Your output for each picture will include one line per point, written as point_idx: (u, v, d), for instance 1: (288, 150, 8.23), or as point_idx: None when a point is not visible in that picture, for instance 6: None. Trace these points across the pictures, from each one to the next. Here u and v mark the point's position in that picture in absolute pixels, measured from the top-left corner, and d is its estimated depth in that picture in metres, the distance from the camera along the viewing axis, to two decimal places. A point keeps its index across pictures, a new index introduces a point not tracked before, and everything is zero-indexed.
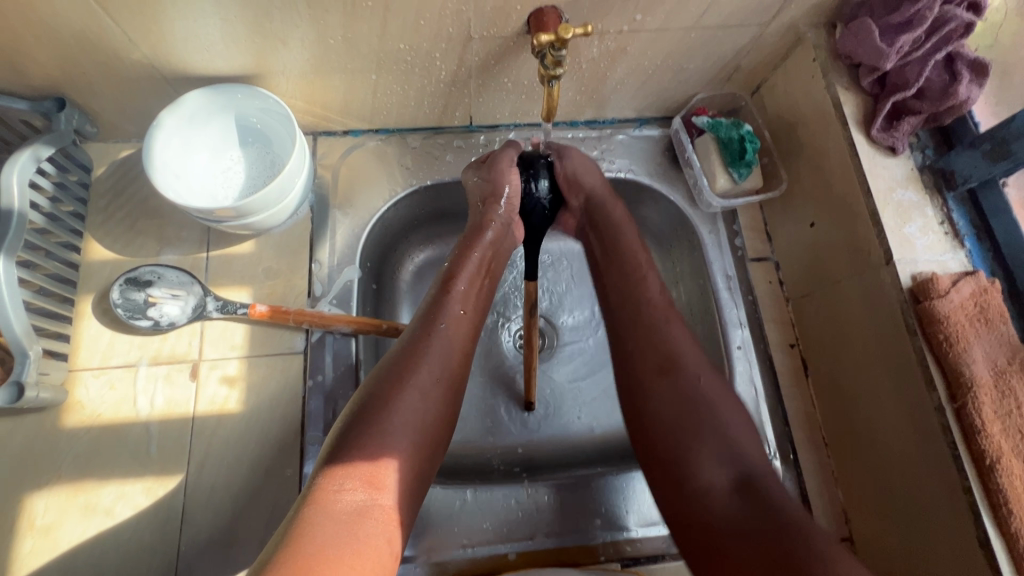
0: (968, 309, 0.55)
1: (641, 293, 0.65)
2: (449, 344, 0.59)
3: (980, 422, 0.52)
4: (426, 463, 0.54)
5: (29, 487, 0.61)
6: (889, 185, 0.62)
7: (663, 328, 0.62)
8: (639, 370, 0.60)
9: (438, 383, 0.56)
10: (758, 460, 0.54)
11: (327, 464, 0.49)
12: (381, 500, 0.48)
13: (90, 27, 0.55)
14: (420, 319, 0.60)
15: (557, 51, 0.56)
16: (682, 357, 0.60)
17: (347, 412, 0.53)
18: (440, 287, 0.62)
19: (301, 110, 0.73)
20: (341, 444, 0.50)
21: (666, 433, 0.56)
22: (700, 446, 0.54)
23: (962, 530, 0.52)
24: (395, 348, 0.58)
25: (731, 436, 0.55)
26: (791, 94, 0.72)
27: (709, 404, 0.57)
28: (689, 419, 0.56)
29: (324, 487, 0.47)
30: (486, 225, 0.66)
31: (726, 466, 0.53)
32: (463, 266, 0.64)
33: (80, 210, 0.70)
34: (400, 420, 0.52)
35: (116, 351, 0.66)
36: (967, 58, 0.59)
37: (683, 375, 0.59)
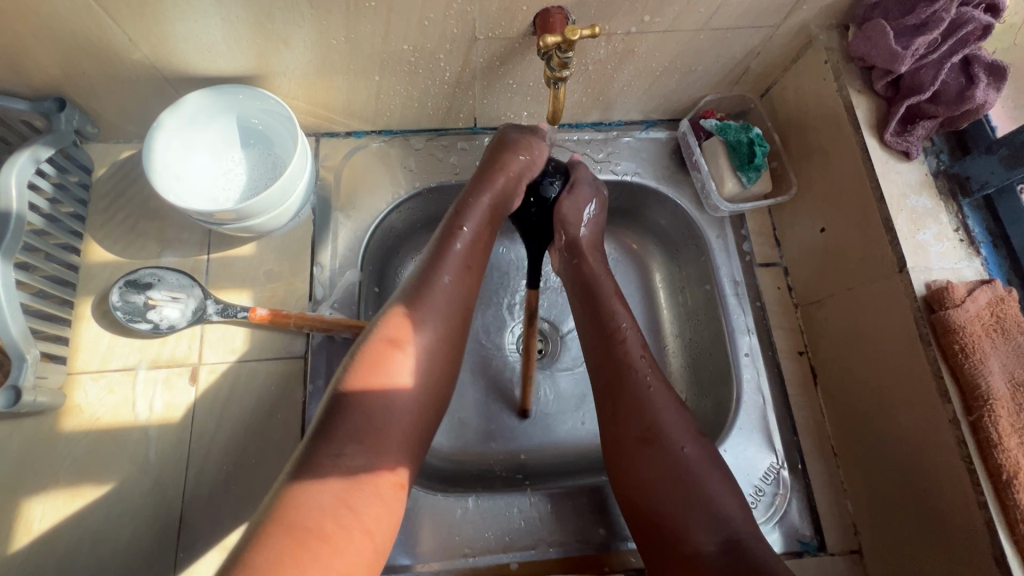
0: (984, 319, 0.54)
1: (627, 352, 0.62)
2: (449, 297, 0.59)
3: (997, 436, 0.50)
4: (425, 428, 0.54)
5: (27, 492, 0.60)
6: (903, 191, 0.61)
7: (646, 388, 0.59)
8: (620, 437, 0.58)
9: (434, 342, 0.56)
10: (746, 523, 0.51)
11: (324, 427, 0.49)
12: (381, 462, 0.49)
13: (90, 27, 0.54)
14: (422, 270, 0.59)
15: (564, 53, 0.55)
16: (665, 422, 0.57)
17: (342, 367, 0.53)
18: (445, 235, 0.61)
19: (303, 111, 0.72)
20: (337, 405, 0.50)
21: (655, 492, 0.54)
22: (687, 509, 0.52)
23: (976, 544, 0.51)
24: (392, 301, 0.57)
25: (718, 500, 0.53)
26: (802, 97, 0.70)
27: (693, 469, 0.54)
28: (676, 483, 0.54)
29: (323, 451, 0.47)
30: (501, 170, 0.64)
31: (714, 530, 0.51)
32: (471, 212, 0.62)
33: (80, 211, 0.70)
34: (398, 384, 0.52)
35: (116, 354, 0.66)
36: (985, 61, 0.58)
37: (666, 442, 0.56)
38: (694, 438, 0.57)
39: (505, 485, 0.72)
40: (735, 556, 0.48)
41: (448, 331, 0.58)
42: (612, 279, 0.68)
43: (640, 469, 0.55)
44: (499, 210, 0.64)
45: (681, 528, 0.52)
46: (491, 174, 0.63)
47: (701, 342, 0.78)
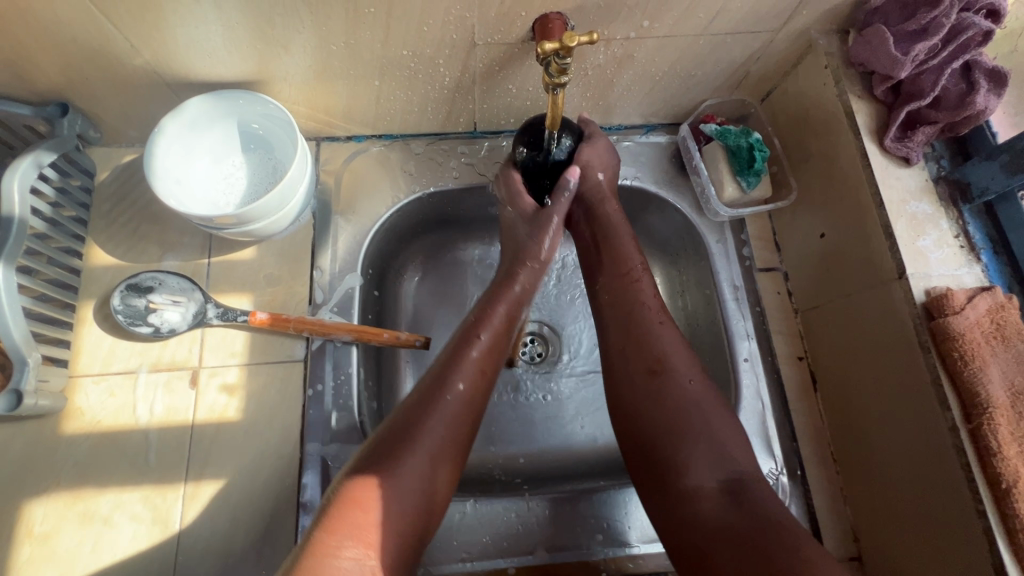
0: (983, 326, 0.54)
1: (638, 294, 0.64)
2: (464, 407, 0.57)
3: (997, 445, 0.50)
4: (423, 529, 0.52)
5: (28, 494, 0.61)
6: (903, 196, 0.61)
7: (655, 324, 0.61)
8: (630, 370, 0.60)
9: (444, 448, 0.54)
10: (746, 462, 0.53)
11: (328, 517, 0.47)
12: (377, 562, 0.46)
13: (92, 33, 0.55)
14: (438, 370, 0.58)
15: (562, 60, 0.54)
16: (673, 356, 0.59)
17: (354, 463, 0.52)
18: (462, 339, 0.61)
19: (303, 115, 0.72)
20: (344, 498, 0.49)
21: (659, 419, 0.56)
22: (689, 442, 0.54)
23: (978, 560, 0.51)
24: (409, 402, 0.56)
25: (722, 437, 0.54)
26: (802, 102, 0.70)
27: (699, 403, 0.56)
28: (682, 416, 0.55)
29: (327, 540, 0.45)
30: (517, 275, 0.66)
31: (715, 468, 0.52)
32: (487, 320, 0.62)
33: (82, 215, 0.70)
34: (404, 487, 0.50)
35: (117, 357, 0.66)
36: (985, 66, 0.57)
37: (674, 376, 0.58)
38: (702, 378, 0.59)
39: (503, 489, 0.72)
40: (732, 492, 0.50)
41: (459, 438, 0.56)
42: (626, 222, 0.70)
43: (644, 401, 0.57)
44: (512, 320, 0.64)
45: (682, 461, 0.53)
46: (506, 279, 0.66)
47: (701, 347, 0.77)
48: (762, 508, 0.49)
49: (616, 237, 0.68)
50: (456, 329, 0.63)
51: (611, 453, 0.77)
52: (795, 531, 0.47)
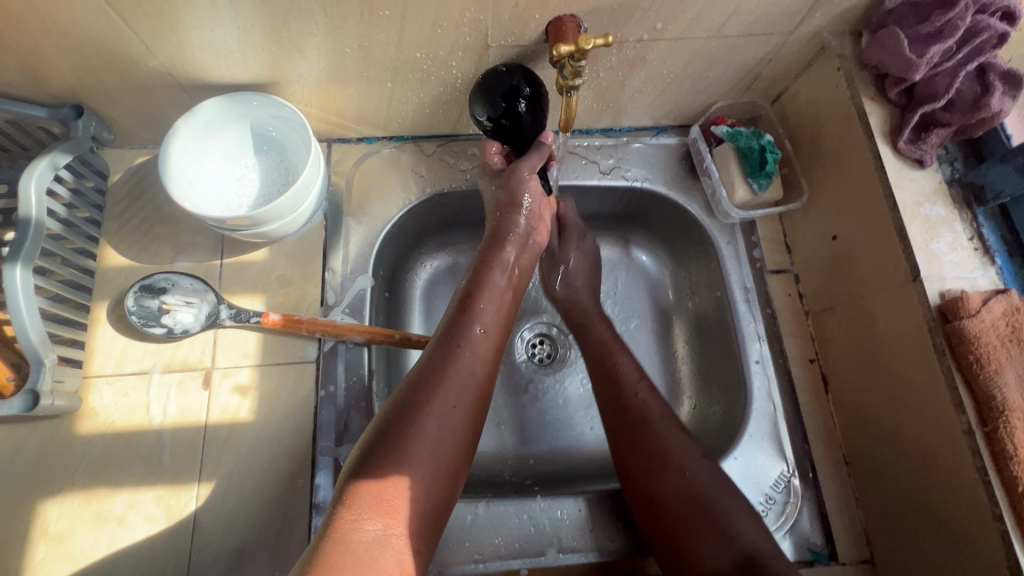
0: (999, 329, 0.53)
1: (622, 386, 0.66)
2: (470, 370, 0.56)
3: (1013, 447, 0.50)
4: (444, 493, 0.52)
5: (43, 494, 0.61)
6: (916, 199, 0.61)
7: (642, 421, 0.63)
8: (624, 462, 0.61)
9: (458, 412, 0.54)
10: (763, 541, 0.54)
11: (346, 494, 0.47)
12: (398, 531, 0.47)
13: (109, 35, 0.55)
14: (440, 338, 0.58)
15: (576, 62, 0.55)
16: (669, 446, 0.60)
17: (367, 435, 0.52)
18: (460, 308, 0.61)
19: (315, 117, 0.73)
20: (360, 467, 0.49)
21: (664, 514, 0.57)
22: (698, 529, 0.55)
23: (990, 546, 0.51)
24: (414, 371, 0.56)
25: (731, 519, 0.55)
26: (814, 103, 0.70)
27: (705, 493, 0.57)
28: (686, 509, 0.56)
29: (345, 517, 0.45)
30: (505, 241, 0.67)
31: (727, 546, 0.53)
32: (483, 287, 0.62)
33: (96, 217, 0.70)
34: (419, 453, 0.50)
35: (130, 358, 0.66)
36: (1000, 69, 0.57)
37: (668, 470, 0.59)
38: (704, 461, 0.59)
39: (514, 491, 0.72)
40: (746, 571, 0.51)
41: (470, 401, 0.55)
42: (604, 322, 0.75)
43: (647, 497, 0.58)
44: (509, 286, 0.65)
45: (693, 549, 0.54)
46: (496, 245, 0.67)
47: (712, 349, 0.77)
48: None
49: (596, 336, 0.73)
50: (455, 297, 0.63)
51: None
52: None
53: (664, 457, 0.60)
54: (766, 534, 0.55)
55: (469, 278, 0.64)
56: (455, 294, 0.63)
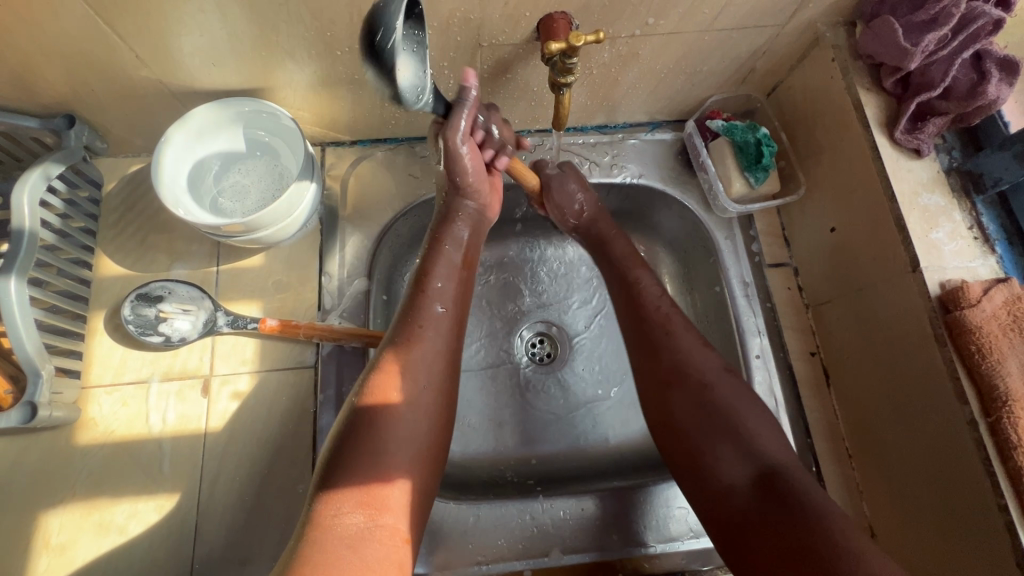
0: (1001, 318, 0.53)
1: (644, 300, 0.67)
2: (432, 348, 0.57)
3: (1017, 438, 0.49)
4: (426, 476, 0.53)
5: (44, 505, 0.61)
6: (914, 189, 0.60)
7: (663, 334, 0.64)
8: (648, 369, 0.63)
9: (428, 395, 0.55)
10: (778, 451, 0.54)
11: (324, 488, 0.48)
12: (385, 521, 0.47)
13: (97, 44, 0.55)
14: (398, 322, 0.58)
15: (568, 59, 0.55)
16: (691, 362, 0.61)
17: (333, 432, 0.51)
18: (414, 286, 0.61)
19: (309, 121, 0.72)
20: (337, 464, 0.49)
21: (682, 427, 0.58)
22: (716, 442, 0.55)
23: (998, 546, 0.50)
24: (375, 356, 0.56)
25: (753, 433, 0.55)
26: (809, 96, 0.70)
27: (723, 399, 0.57)
28: (709, 419, 0.57)
29: (327, 509, 0.46)
30: (454, 216, 0.66)
31: (746, 461, 0.53)
32: (436, 264, 0.63)
33: (91, 226, 0.70)
34: (394, 441, 0.51)
35: (129, 367, 0.66)
36: (996, 55, 0.57)
37: (690, 382, 0.59)
38: (727, 375, 0.60)
39: (516, 490, 0.72)
40: (763, 482, 0.51)
41: (440, 382, 0.57)
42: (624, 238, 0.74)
43: (665, 409, 0.60)
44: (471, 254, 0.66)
45: (711, 461, 0.55)
46: (447, 220, 0.66)
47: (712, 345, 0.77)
48: (797, 494, 0.49)
49: (615, 254, 0.73)
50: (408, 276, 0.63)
51: (623, 452, 0.77)
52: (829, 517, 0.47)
53: (688, 374, 0.60)
54: (787, 449, 0.54)
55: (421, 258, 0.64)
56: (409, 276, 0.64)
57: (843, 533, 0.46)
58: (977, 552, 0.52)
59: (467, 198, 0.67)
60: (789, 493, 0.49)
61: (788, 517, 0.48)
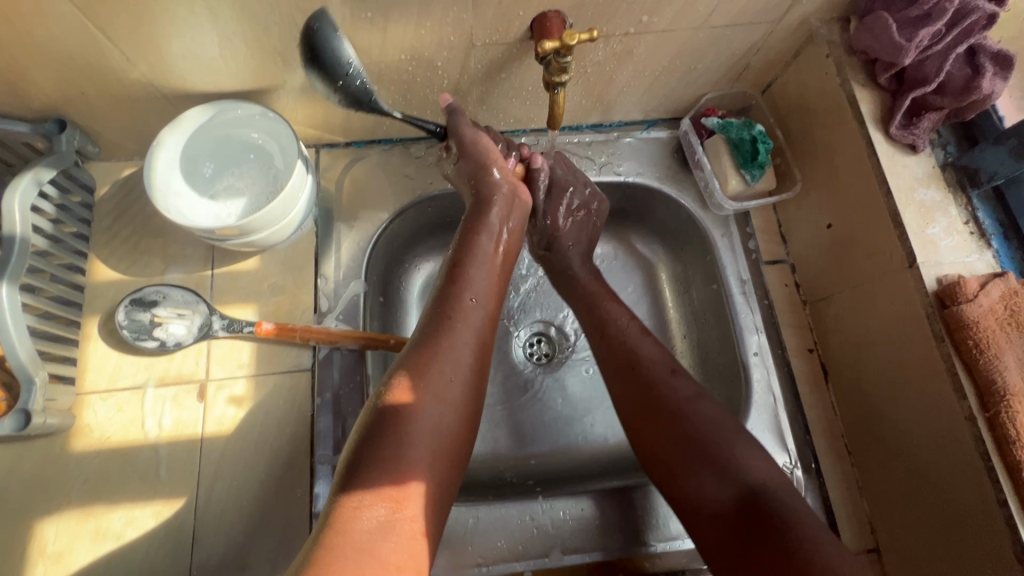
0: (998, 313, 0.53)
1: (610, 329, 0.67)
2: (462, 339, 0.57)
3: (1016, 432, 0.49)
4: (447, 472, 0.52)
5: (40, 513, 0.60)
6: (910, 184, 0.60)
7: (634, 362, 0.63)
8: (622, 406, 0.62)
9: (455, 388, 0.54)
10: (761, 478, 0.53)
11: (347, 480, 0.47)
12: (406, 516, 0.47)
13: (87, 48, 0.54)
14: (431, 314, 0.59)
15: (562, 58, 0.54)
16: (664, 390, 0.60)
17: (362, 421, 0.51)
18: (448, 277, 0.62)
19: (302, 123, 0.72)
20: (362, 455, 0.48)
21: (663, 457, 0.57)
22: (698, 472, 0.55)
23: (997, 540, 0.50)
24: (406, 349, 0.57)
25: (734, 458, 0.54)
26: (804, 92, 0.70)
27: (700, 431, 0.57)
28: (687, 448, 0.56)
29: (350, 501, 0.46)
30: (493, 200, 0.65)
31: (728, 490, 0.53)
32: (470, 253, 0.63)
33: (83, 231, 0.70)
34: (419, 434, 0.50)
35: (124, 373, 0.66)
36: (991, 50, 0.57)
37: (665, 412, 0.59)
38: (699, 400, 0.59)
39: (516, 491, 0.72)
40: (748, 508, 0.51)
41: (469, 375, 0.56)
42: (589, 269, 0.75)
43: (647, 441, 0.59)
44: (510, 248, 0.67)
45: (695, 493, 0.54)
46: (483, 207, 0.66)
47: (710, 343, 0.77)
48: (781, 521, 0.49)
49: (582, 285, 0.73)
50: (442, 267, 0.64)
51: (622, 450, 0.77)
52: (814, 539, 0.47)
53: (664, 409, 0.59)
54: (772, 469, 0.54)
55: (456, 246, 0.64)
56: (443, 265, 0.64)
57: (829, 556, 0.46)
58: (979, 544, 0.52)
59: (502, 180, 0.66)
60: (775, 519, 0.49)
61: (775, 544, 0.48)
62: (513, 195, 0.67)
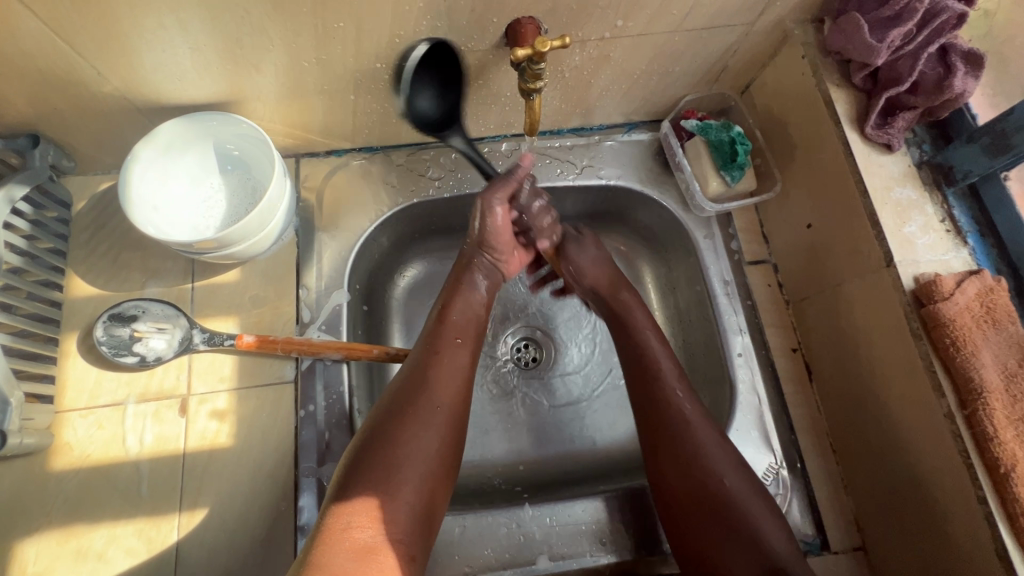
0: (974, 310, 0.53)
1: (631, 333, 0.68)
2: (448, 371, 0.60)
3: (993, 429, 0.49)
4: (433, 496, 0.54)
5: (19, 534, 0.60)
6: (887, 183, 0.60)
7: (678, 419, 0.61)
8: (656, 460, 0.60)
9: (441, 415, 0.57)
10: (790, 553, 0.52)
11: (334, 504, 0.50)
12: (393, 535, 0.50)
13: (57, 63, 0.54)
14: (421, 350, 0.61)
15: (535, 65, 0.54)
16: (708, 455, 0.58)
17: (353, 447, 0.54)
18: (436, 318, 0.65)
19: (280, 133, 0.71)
20: (351, 479, 0.51)
21: (690, 516, 0.56)
22: (725, 541, 0.54)
23: (978, 538, 0.50)
24: (397, 381, 0.59)
25: (766, 535, 0.53)
26: (781, 93, 0.70)
27: (735, 499, 0.56)
28: (719, 514, 0.55)
29: (335, 523, 0.49)
30: (478, 257, 0.69)
31: (752, 557, 0.52)
32: (456, 297, 0.66)
33: (60, 247, 0.69)
34: (405, 458, 0.53)
35: (103, 389, 0.65)
36: (961, 49, 0.57)
37: (705, 474, 0.57)
38: (739, 471, 0.57)
39: (504, 498, 0.71)
40: None
41: (455, 403, 0.58)
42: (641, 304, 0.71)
43: (674, 500, 0.58)
44: (492, 291, 0.70)
45: (719, 559, 0.53)
46: (468, 267, 0.69)
47: (695, 344, 0.77)
48: None
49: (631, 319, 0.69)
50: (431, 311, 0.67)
51: (612, 454, 0.77)
52: None
53: (705, 477, 0.57)
54: (796, 547, 0.53)
55: (447, 289, 0.68)
56: (433, 308, 0.67)
57: None
58: (948, 544, 0.53)
59: (487, 250, 0.69)
60: None
61: None
62: (490, 254, 0.70)
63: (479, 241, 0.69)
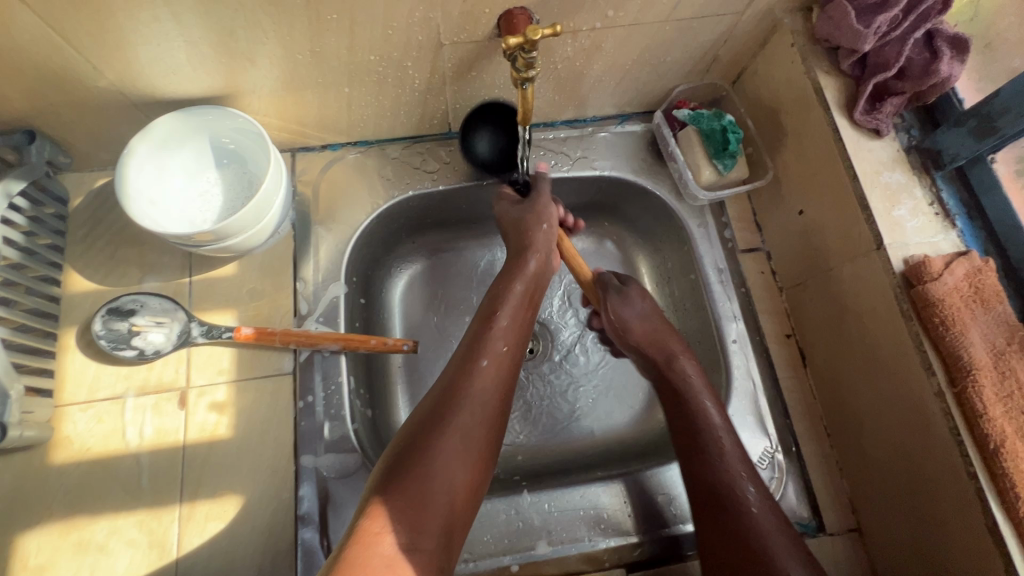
0: (962, 290, 0.54)
1: (677, 376, 0.65)
2: (488, 383, 0.59)
3: (982, 406, 0.50)
4: (465, 508, 0.53)
5: (21, 527, 0.60)
6: (876, 168, 0.61)
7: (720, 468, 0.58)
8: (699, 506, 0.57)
9: (479, 425, 0.56)
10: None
11: (369, 507, 0.49)
12: (423, 544, 0.48)
13: (52, 58, 0.54)
14: (461, 357, 0.61)
15: (527, 54, 0.55)
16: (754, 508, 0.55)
17: (391, 450, 0.53)
18: (480, 322, 0.64)
19: (275, 127, 0.72)
20: (388, 482, 0.50)
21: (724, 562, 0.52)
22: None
23: (971, 515, 0.51)
24: (436, 387, 0.58)
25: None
26: (772, 82, 0.71)
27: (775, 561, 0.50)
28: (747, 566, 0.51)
29: (371, 525, 0.47)
30: (528, 260, 0.68)
31: None
32: (504, 301, 0.65)
33: (58, 243, 0.69)
34: (442, 465, 0.52)
35: (102, 383, 0.65)
36: (947, 34, 0.58)
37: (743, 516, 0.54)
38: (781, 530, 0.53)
39: (503, 487, 0.72)
40: None
41: (491, 414, 0.58)
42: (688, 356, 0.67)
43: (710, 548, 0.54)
44: (534, 298, 0.69)
45: None
46: (511, 273, 0.68)
47: (690, 333, 0.78)
48: None
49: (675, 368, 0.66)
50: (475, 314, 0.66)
51: (610, 443, 0.77)
52: None
53: (754, 531, 0.53)
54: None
55: (489, 295, 0.67)
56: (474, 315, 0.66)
57: None
58: (965, 541, 0.52)
59: (532, 251, 0.68)
60: None
61: None
62: (552, 232, 0.71)
63: (536, 221, 0.70)
